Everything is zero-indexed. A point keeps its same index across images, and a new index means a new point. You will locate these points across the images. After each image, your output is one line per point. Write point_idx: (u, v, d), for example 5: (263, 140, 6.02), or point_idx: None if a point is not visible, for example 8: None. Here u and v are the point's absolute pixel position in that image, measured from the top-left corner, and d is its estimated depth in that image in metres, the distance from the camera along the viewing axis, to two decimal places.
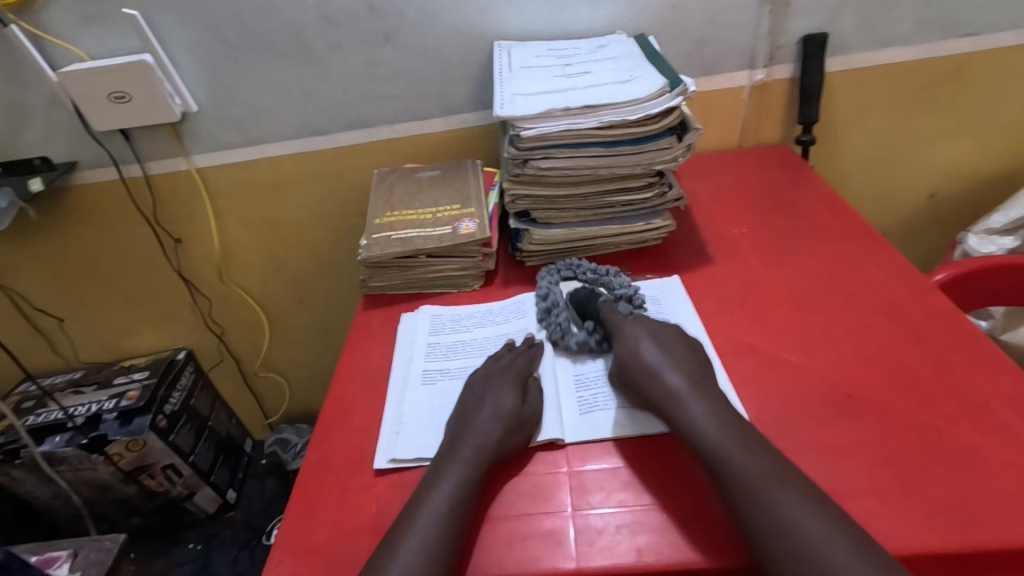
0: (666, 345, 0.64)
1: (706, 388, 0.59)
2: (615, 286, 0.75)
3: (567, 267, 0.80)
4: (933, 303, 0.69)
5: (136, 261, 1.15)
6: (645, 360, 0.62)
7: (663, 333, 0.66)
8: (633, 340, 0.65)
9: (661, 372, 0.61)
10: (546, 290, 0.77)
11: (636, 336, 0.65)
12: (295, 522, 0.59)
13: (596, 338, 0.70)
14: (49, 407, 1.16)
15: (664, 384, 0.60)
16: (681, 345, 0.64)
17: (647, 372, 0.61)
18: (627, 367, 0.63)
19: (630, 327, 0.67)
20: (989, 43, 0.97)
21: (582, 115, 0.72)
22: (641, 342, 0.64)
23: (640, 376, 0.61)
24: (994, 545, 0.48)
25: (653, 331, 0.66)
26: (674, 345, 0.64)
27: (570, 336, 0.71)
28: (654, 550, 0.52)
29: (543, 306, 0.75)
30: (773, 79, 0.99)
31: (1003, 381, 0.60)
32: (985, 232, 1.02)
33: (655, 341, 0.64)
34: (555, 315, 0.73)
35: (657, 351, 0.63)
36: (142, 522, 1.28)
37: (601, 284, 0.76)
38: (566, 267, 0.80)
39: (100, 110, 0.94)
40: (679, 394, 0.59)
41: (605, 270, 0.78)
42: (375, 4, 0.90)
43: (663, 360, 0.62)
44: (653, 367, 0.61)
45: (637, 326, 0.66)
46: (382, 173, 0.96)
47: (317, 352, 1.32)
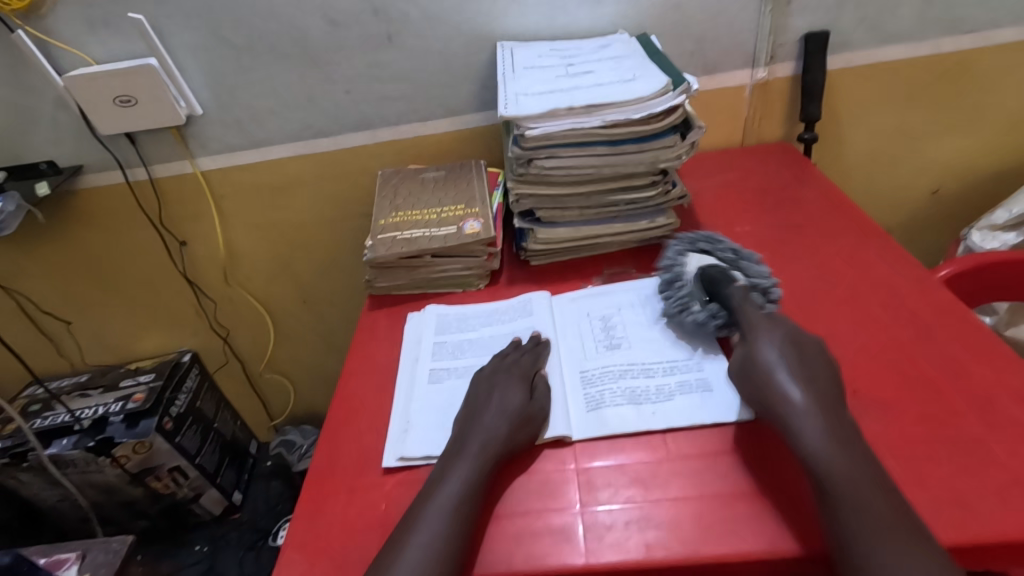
0: (800, 349, 0.60)
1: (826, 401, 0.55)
2: (751, 272, 0.71)
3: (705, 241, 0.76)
4: (937, 298, 0.69)
5: (142, 264, 1.16)
6: (761, 357, 0.59)
7: (800, 335, 0.61)
8: (757, 339, 0.61)
9: (774, 371, 0.58)
10: (670, 262, 0.76)
11: (766, 333, 0.61)
12: (305, 521, 0.59)
13: (715, 322, 0.67)
14: (56, 411, 1.17)
15: (785, 392, 0.56)
16: (817, 350, 0.60)
17: (765, 367, 0.58)
18: (750, 358, 0.60)
19: (760, 325, 0.63)
20: (991, 39, 0.97)
21: (586, 114, 0.72)
22: (761, 341, 0.61)
23: (755, 373, 0.59)
24: (1001, 537, 0.48)
25: (789, 330, 0.62)
26: (809, 349, 0.60)
27: (690, 312, 0.69)
28: (663, 545, 0.52)
29: (666, 278, 0.74)
30: (774, 77, 0.99)
31: (1008, 375, 0.60)
32: (988, 228, 1.02)
33: (785, 345, 0.60)
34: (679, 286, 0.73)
35: (780, 349, 0.59)
36: (149, 525, 1.28)
37: (739, 265, 0.72)
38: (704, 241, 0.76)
39: (106, 113, 0.94)
40: (793, 401, 0.55)
41: (745, 253, 0.74)
42: (378, 6, 0.90)
43: (786, 357, 0.59)
44: (771, 367, 0.58)
45: (764, 323, 0.62)
46: (386, 174, 0.96)
47: (322, 353, 1.33)
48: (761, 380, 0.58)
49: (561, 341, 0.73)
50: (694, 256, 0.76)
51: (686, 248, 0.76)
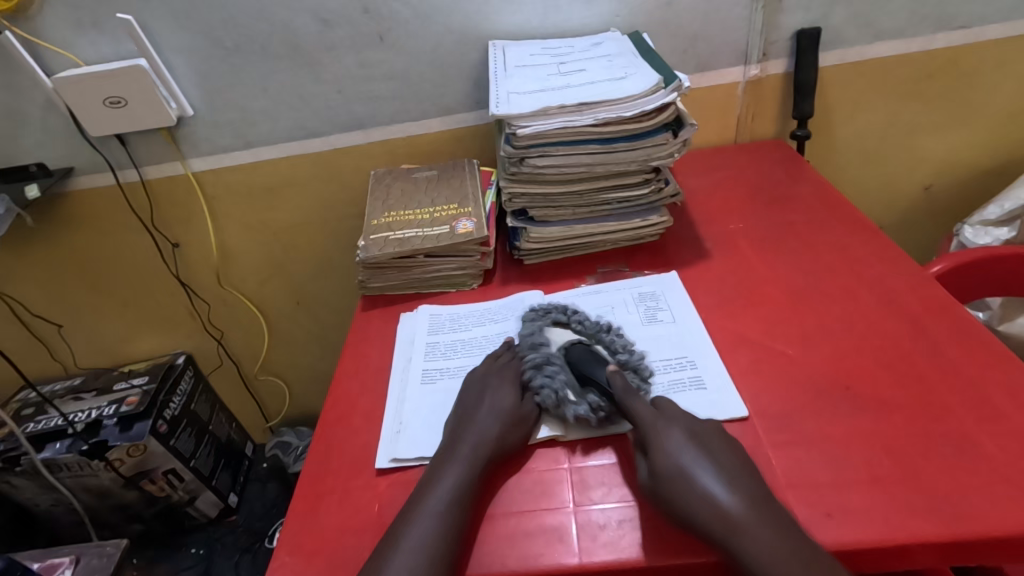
0: (709, 450, 0.55)
1: (761, 503, 0.51)
2: (614, 346, 0.67)
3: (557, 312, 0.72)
4: (929, 294, 0.70)
5: (134, 267, 1.15)
6: (676, 460, 0.54)
7: (698, 429, 0.57)
8: (662, 442, 0.55)
9: (693, 472, 0.53)
10: (533, 341, 0.69)
11: (666, 436, 0.56)
12: (298, 523, 0.59)
13: (600, 412, 0.61)
14: (49, 414, 1.16)
15: (712, 503, 0.51)
16: (723, 447, 0.55)
17: (678, 474, 0.53)
18: (655, 470, 0.54)
19: (653, 420, 0.57)
20: (982, 35, 0.97)
21: (577, 113, 0.72)
22: (670, 441, 0.55)
23: (669, 484, 0.53)
24: (993, 532, 0.48)
25: (683, 425, 0.57)
26: (715, 447, 0.55)
27: (569, 405, 0.61)
28: (656, 544, 0.52)
29: (534, 362, 0.66)
30: (767, 74, 0.99)
31: (999, 369, 0.60)
32: (981, 224, 1.03)
33: (695, 447, 0.55)
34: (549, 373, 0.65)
35: (692, 448, 0.55)
36: (144, 528, 1.27)
37: (599, 340, 0.69)
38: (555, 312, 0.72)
39: (95, 115, 0.93)
40: (725, 513, 0.51)
41: (604, 324, 0.71)
42: (369, 5, 0.90)
43: (696, 457, 0.54)
44: (688, 468, 0.53)
45: (659, 421, 0.57)
46: (378, 174, 0.96)
47: (317, 354, 1.32)
48: (676, 494, 0.52)
49: None
50: (555, 331, 0.71)
51: (544, 322, 0.72)
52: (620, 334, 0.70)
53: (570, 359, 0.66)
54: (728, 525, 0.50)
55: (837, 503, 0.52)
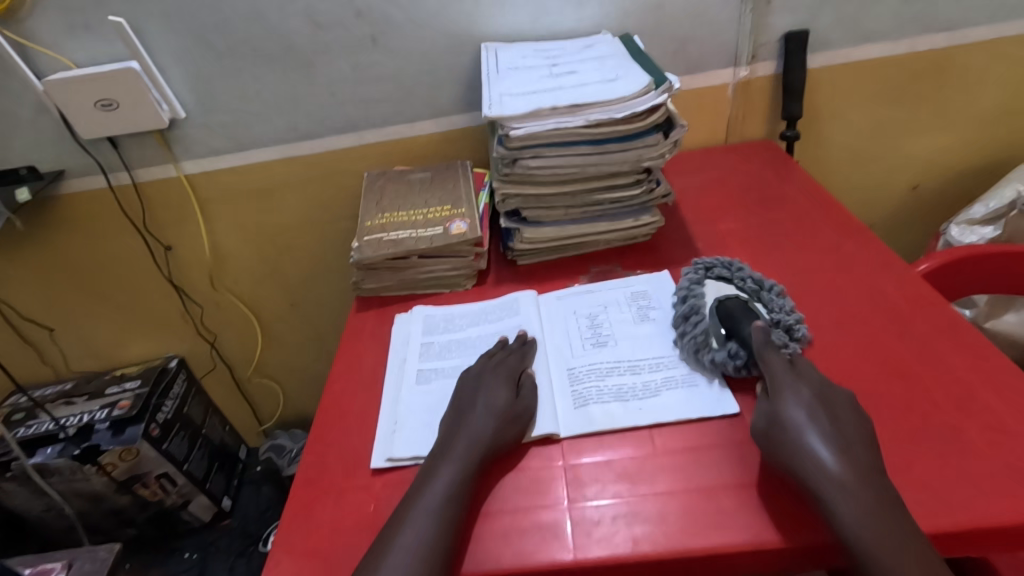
0: (834, 411, 0.56)
1: (869, 470, 0.51)
2: (774, 308, 0.69)
3: (716, 271, 0.74)
4: (916, 292, 0.71)
5: (127, 270, 1.15)
6: (792, 420, 0.55)
7: (832, 392, 0.57)
8: (785, 397, 0.57)
9: (805, 432, 0.54)
10: (685, 292, 0.72)
11: (797, 390, 0.57)
12: (293, 524, 0.59)
13: (736, 361, 0.63)
14: (40, 419, 1.15)
15: (820, 460, 0.52)
16: (852, 411, 0.56)
17: (790, 428, 0.54)
18: (776, 419, 0.56)
19: (780, 370, 0.59)
20: (966, 37, 0.99)
21: (569, 114, 0.73)
22: (794, 399, 0.56)
23: (786, 435, 0.54)
24: (978, 524, 0.49)
25: (819, 386, 0.58)
26: (842, 410, 0.56)
27: (708, 351, 0.65)
28: (650, 540, 0.52)
29: (682, 312, 0.70)
30: (756, 76, 1.01)
31: (984, 366, 0.61)
32: (966, 223, 1.04)
33: (821, 407, 0.56)
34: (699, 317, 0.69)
35: (812, 408, 0.55)
36: (136, 533, 1.26)
37: (760, 299, 0.70)
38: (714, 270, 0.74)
39: (87, 117, 0.93)
40: (828, 469, 0.51)
41: (767, 286, 0.72)
42: (361, 9, 0.90)
43: (814, 417, 0.55)
44: (802, 426, 0.54)
45: (789, 375, 0.59)
46: (372, 176, 0.96)
47: (311, 357, 1.32)
48: (789, 444, 0.54)
49: (548, 339, 0.74)
50: (708, 287, 0.73)
51: (702, 276, 0.74)
52: (787, 302, 0.70)
53: (719, 309, 0.68)
54: (831, 482, 0.51)
55: None
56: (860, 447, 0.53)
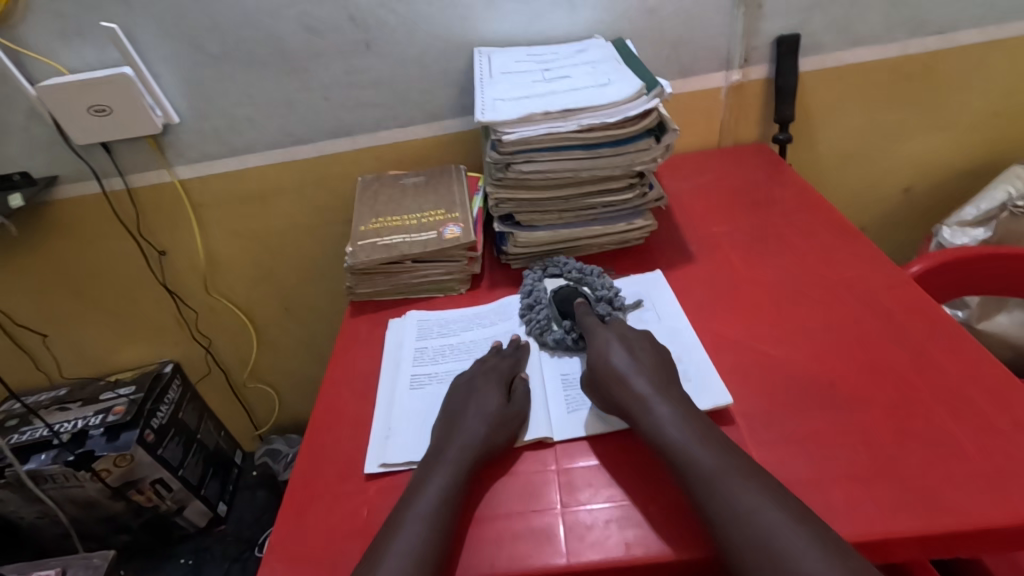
0: (633, 348, 0.65)
1: (663, 385, 0.60)
2: (596, 285, 0.77)
3: (554, 264, 0.81)
4: (908, 294, 0.71)
5: (119, 275, 1.15)
6: (611, 365, 0.62)
7: (633, 339, 0.66)
8: (602, 346, 0.66)
9: (616, 366, 0.62)
10: (530, 287, 0.79)
11: (603, 345, 0.65)
12: (287, 530, 0.59)
13: (572, 337, 0.71)
14: (34, 426, 1.15)
15: (626, 383, 0.60)
16: (645, 344, 0.65)
17: (612, 378, 0.61)
18: (593, 368, 0.64)
19: (601, 331, 0.68)
20: (955, 40, 1.00)
21: (562, 119, 0.73)
22: (609, 346, 0.65)
23: (601, 373, 0.63)
24: (969, 525, 0.49)
25: (627, 336, 0.67)
26: (639, 346, 0.65)
27: (549, 332, 0.72)
28: (642, 543, 0.52)
29: (527, 301, 0.76)
30: (749, 80, 1.01)
31: (975, 368, 0.61)
32: (958, 224, 1.05)
33: (623, 346, 0.65)
34: (539, 309, 0.75)
35: (619, 346, 0.65)
36: (131, 539, 1.26)
37: (586, 281, 0.78)
38: (553, 264, 0.81)
39: (80, 123, 0.93)
40: (637, 393, 0.59)
41: (590, 269, 0.80)
42: (355, 14, 0.90)
43: (620, 353, 0.64)
44: (614, 364, 0.63)
45: (604, 337, 0.67)
46: (365, 180, 0.96)
47: (305, 361, 1.32)
48: (605, 381, 0.62)
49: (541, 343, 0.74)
50: (550, 281, 0.80)
51: (540, 275, 0.81)
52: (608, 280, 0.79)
53: (556, 296, 0.76)
54: (636, 400, 0.59)
55: (819, 500, 0.53)
56: (659, 372, 0.62)
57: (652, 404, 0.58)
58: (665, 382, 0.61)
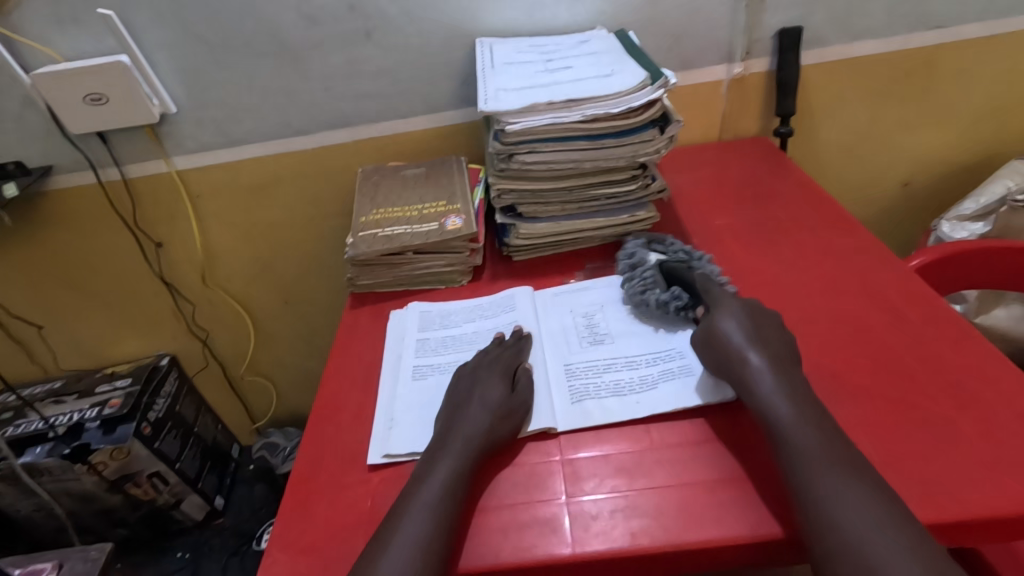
0: (755, 316, 0.63)
1: (781, 360, 0.59)
2: (705, 267, 0.74)
3: (658, 240, 0.81)
4: (910, 287, 0.71)
5: (117, 267, 1.14)
6: (727, 333, 0.61)
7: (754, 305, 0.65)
8: (718, 312, 0.64)
9: (727, 333, 0.61)
10: (632, 252, 0.79)
11: (727, 305, 0.64)
12: (289, 521, 0.59)
13: (675, 304, 0.71)
14: (30, 418, 1.14)
15: (740, 350, 0.59)
16: (766, 313, 0.64)
17: (725, 338, 0.61)
18: (710, 328, 0.63)
19: (723, 296, 0.66)
20: (957, 35, 1.00)
21: (565, 109, 0.73)
22: (722, 312, 0.63)
23: (718, 337, 0.62)
24: (970, 515, 0.50)
25: (750, 307, 0.64)
26: (762, 316, 0.63)
27: (652, 294, 0.72)
28: (647, 533, 0.52)
29: (629, 264, 0.77)
30: (750, 72, 1.01)
31: (975, 359, 0.62)
32: (957, 219, 1.05)
33: (742, 315, 0.63)
34: (640, 272, 0.75)
35: (738, 313, 0.63)
36: (128, 532, 1.25)
37: (694, 261, 0.75)
38: (657, 239, 0.81)
39: (76, 112, 0.92)
40: (747, 359, 0.59)
41: (699, 253, 0.77)
42: (355, 3, 0.90)
43: (739, 320, 0.62)
44: (731, 330, 0.61)
45: (725, 297, 0.66)
46: (365, 172, 0.95)
47: (304, 354, 1.31)
48: (719, 346, 0.61)
49: (544, 334, 0.74)
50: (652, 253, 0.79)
51: (644, 245, 0.80)
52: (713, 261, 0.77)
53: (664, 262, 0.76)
54: (752, 370, 0.58)
55: None
56: (778, 344, 0.60)
57: (760, 372, 0.57)
58: (783, 355, 0.59)
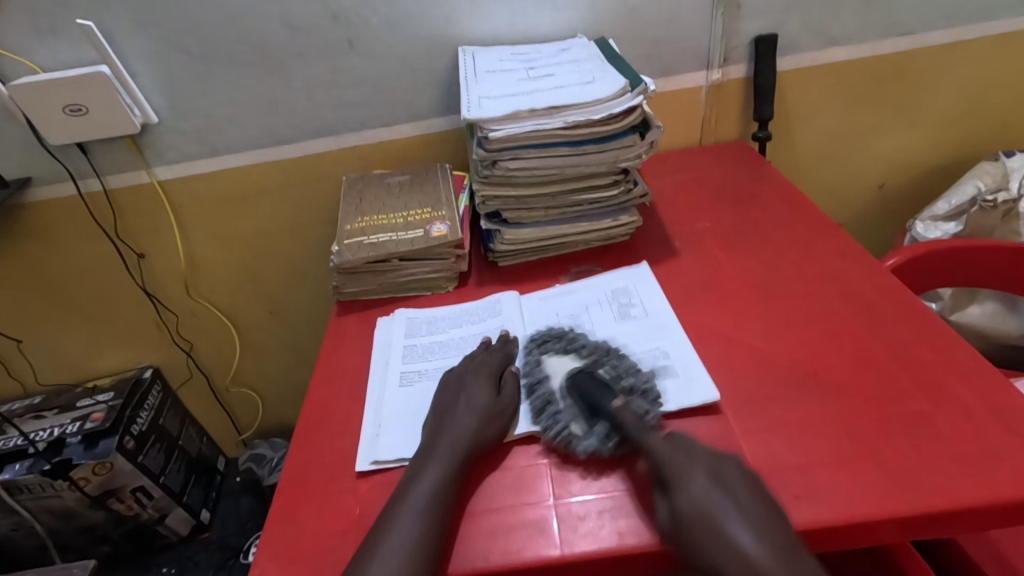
0: (725, 483, 0.52)
1: (791, 553, 0.48)
2: (619, 368, 0.65)
3: (564, 341, 0.70)
4: (887, 285, 0.73)
5: (97, 280, 1.12)
6: (701, 509, 0.50)
7: (720, 465, 0.54)
8: (682, 474, 0.53)
9: (722, 522, 0.50)
10: (533, 379, 0.66)
11: (685, 473, 0.53)
12: (277, 530, 0.58)
13: (609, 443, 0.58)
14: (9, 434, 1.12)
15: (741, 553, 0.48)
16: (740, 478, 0.53)
17: (701, 518, 0.50)
18: (676, 513, 0.51)
19: (670, 454, 0.55)
20: (927, 41, 1.03)
21: (547, 116, 0.74)
22: (694, 485, 0.52)
23: (692, 530, 0.50)
24: (946, 505, 0.51)
25: (704, 459, 0.54)
26: (731, 479, 0.52)
27: (578, 442, 0.59)
28: (634, 532, 0.53)
29: (535, 404, 0.64)
30: (728, 79, 1.03)
31: (950, 355, 0.64)
32: (931, 219, 1.07)
33: (712, 482, 0.52)
34: (551, 410, 0.62)
35: (710, 491, 0.52)
36: (111, 549, 1.23)
37: (602, 364, 0.66)
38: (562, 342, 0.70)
39: (54, 123, 0.91)
40: (754, 565, 0.47)
41: (606, 347, 0.68)
42: (337, 12, 0.90)
43: (720, 500, 0.51)
44: (713, 512, 0.50)
45: (676, 456, 0.54)
46: (350, 180, 0.96)
47: (289, 364, 1.31)
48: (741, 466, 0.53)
49: (530, 338, 0.74)
50: (550, 362, 0.69)
51: (538, 355, 0.69)
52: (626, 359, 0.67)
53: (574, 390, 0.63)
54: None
55: (804, 485, 0.54)
56: (779, 529, 0.49)
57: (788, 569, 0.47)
58: (791, 552, 0.48)
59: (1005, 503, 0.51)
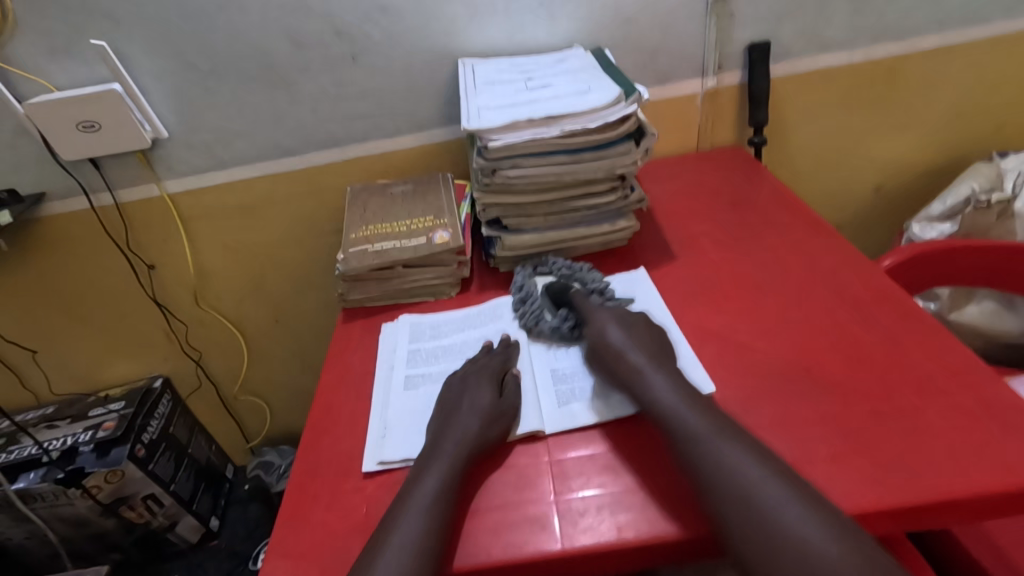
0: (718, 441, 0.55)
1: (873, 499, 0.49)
2: (587, 280, 0.81)
3: (543, 263, 0.85)
4: (880, 285, 0.75)
5: (109, 290, 1.15)
6: (609, 342, 0.67)
7: (630, 317, 0.71)
8: (599, 325, 0.70)
9: (624, 351, 0.66)
10: (521, 282, 0.82)
11: (603, 322, 0.70)
12: (287, 529, 0.60)
13: (567, 326, 0.74)
14: (23, 443, 1.14)
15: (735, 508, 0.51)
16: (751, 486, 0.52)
17: (613, 349, 0.67)
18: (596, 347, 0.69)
19: (598, 315, 0.72)
20: (917, 45, 1.05)
21: (544, 125, 0.76)
22: (607, 327, 0.69)
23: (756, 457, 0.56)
24: (938, 498, 0.52)
25: (627, 317, 0.71)
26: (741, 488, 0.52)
27: (543, 322, 0.76)
28: (633, 526, 0.54)
29: (519, 297, 0.80)
30: (723, 85, 1.05)
31: (942, 352, 0.65)
32: (926, 220, 1.09)
33: (619, 325, 0.69)
34: (530, 303, 0.79)
35: (620, 332, 0.68)
36: (122, 557, 1.24)
37: (575, 276, 0.82)
38: (541, 263, 0.85)
39: (68, 139, 0.94)
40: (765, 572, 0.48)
41: (578, 266, 0.83)
42: (341, 28, 0.93)
43: (623, 335, 0.68)
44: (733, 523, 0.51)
45: (602, 314, 0.72)
46: (354, 190, 0.98)
47: (296, 371, 1.33)
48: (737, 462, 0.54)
49: (531, 342, 0.76)
50: (540, 278, 0.83)
51: (530, 273, 0.84)
52: (597, 274, 0.82)
53: (551, 290, 0.79)
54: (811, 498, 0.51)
55: None
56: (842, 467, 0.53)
57: (812, 554, 0.47)
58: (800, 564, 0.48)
59: (996, 495, 0.52)
